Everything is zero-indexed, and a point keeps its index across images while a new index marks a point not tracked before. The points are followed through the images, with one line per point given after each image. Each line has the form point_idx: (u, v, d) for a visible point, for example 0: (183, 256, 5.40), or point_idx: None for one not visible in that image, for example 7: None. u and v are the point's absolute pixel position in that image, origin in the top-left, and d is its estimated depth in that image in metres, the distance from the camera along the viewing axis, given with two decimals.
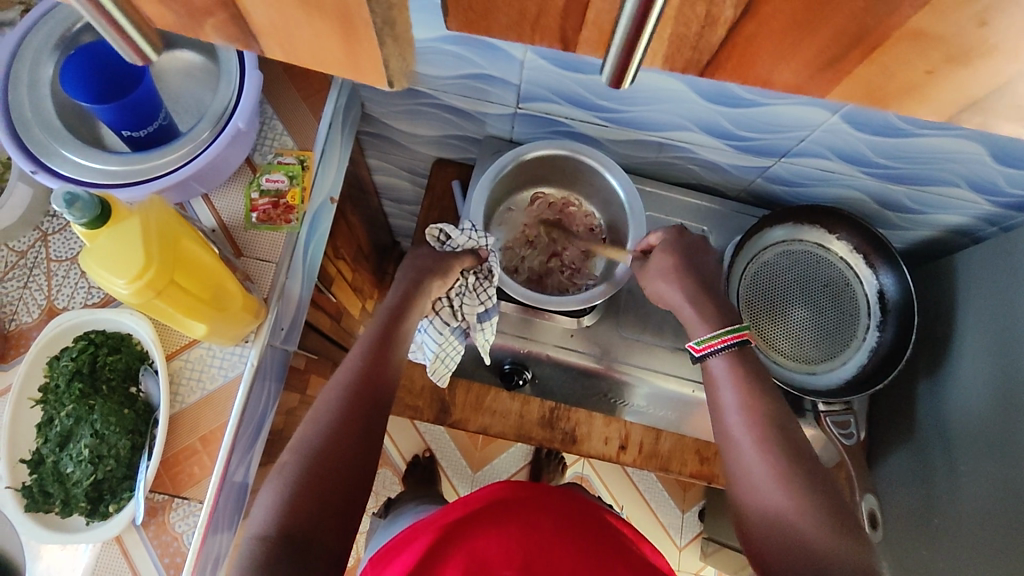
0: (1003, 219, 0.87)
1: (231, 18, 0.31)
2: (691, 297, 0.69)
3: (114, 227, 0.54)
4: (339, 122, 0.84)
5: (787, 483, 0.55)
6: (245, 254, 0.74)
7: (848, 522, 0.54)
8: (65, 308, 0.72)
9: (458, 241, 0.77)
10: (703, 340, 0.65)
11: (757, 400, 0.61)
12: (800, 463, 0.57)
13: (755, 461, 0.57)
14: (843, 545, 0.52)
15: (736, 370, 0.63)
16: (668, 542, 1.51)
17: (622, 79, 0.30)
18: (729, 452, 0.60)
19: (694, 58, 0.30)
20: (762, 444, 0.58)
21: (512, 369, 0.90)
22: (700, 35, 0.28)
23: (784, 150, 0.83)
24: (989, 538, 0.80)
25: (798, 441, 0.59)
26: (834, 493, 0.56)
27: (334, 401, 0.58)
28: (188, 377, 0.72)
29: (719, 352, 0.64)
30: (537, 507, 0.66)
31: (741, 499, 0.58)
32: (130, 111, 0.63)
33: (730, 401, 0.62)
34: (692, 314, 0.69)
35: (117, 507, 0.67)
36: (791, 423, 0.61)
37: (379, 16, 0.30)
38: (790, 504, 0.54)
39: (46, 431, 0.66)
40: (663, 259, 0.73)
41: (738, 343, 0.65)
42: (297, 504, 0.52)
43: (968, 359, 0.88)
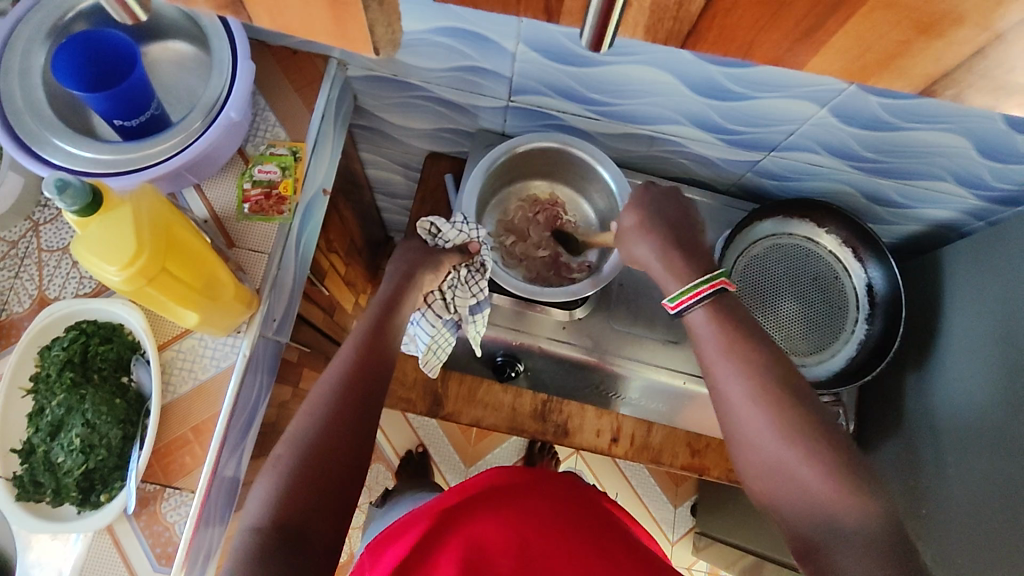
0: (990, 212, 0.88)
1: None
2: (658, 253, 0.66)
3: (106, 215, 0.54)
4: (332, 114, 0.84)
5: (794, 442, 0.54)
6: (237, 245, 0.75)
7: (857, 463, 0.54)
8: (57, 298, 0.72)
9: (448, 236, 0.76)
10: (676, 296, 0.63)
11: (744, 348, 0.59)
12: (800, 409, 0.56)
13: (749, 418, 0.57)
14: (849, 496, 0.51)
15: (716, 320, 0.61)
16: (660, 537, 1.52)
17: (600, 41, 0.30)
18: (728, 414, 0.59)
19: (676, 31, 0.31)
20: (761, 403, 0.56)
21: (504, 361, 0.90)
22: (680, 7, 0.29)
23: (773, 144, 0.84)
24: (974, 528, 0.81)
25: (797, 387, 0.57)
26: (837, 434, 0.55)
27: (329, 393, 0.58)
28: (180, 367, 0.72)
29: (697, 306, 0.61)
30: (531, 493, 0.66)
31: (748, 462, 0.57)
32: (122, 100, 0.63)
33: (719, 359, 0.59)
34: (661, 271, 0.66)
35: (109, 496, 0.67)
36: (782, 361, 0.59)
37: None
38: (797, 458, 0.54)
39: (37, 420, 0.66)
40: (630, 218, 0.70)
41: (710, 294, 0.61)
42: (292, 495, 0.52)
43: (954, 352, 0.89)
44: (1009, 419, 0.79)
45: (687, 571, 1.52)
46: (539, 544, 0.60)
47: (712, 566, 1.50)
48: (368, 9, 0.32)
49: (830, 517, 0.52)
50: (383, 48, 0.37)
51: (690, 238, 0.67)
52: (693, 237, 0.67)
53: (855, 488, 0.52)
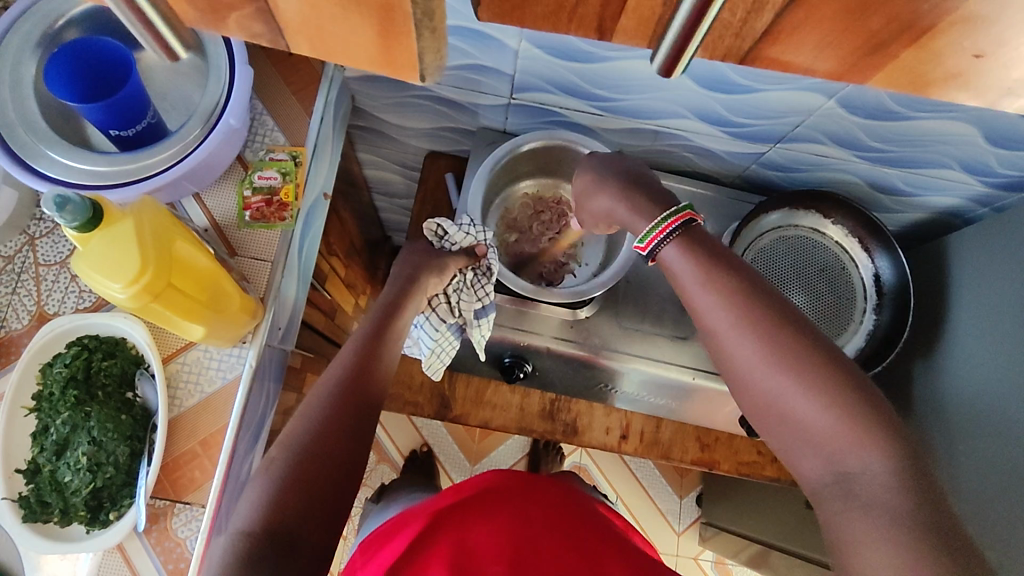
0: (994, 198, 0.88)
1: (259, 12, 0.28)
2: (624, 196, 0.64)
3: (107, 229, 0.52)
4: (330, 117, 0.82)
5: (788, 371, 0.49)
6: (239, 253, 0.73)
7: (863, 387, 0.48)
8: (56, 313, 0.70)
9: (455, 237, 0.75)
10: (646, 235, 0.60)
11: (725, 280, 0.54)
12: (792, 336, 0.50)
13: (740, 357, 0.52)
14: (854, 426, 0.47)
15: (690, 256, 0.56)
16: (666, 528, 1.52)
17: (672, 68, 0.27)
18: (718, 347, 0.54)
19: (734, 49, 0.26)
20: (753, 331, 0.51)
21: (512, 363, 0.89)
22: (744, 24, 0.25)
23: (779, 136, 0.83)
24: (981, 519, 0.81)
25: (788, 312, 0.52)
26: (840, 355, 0.50)
27: (322, 396, 0.57)
28: (186, 380, 0.71)
29: (667, 244, 0.58)
30: (527, 499, 0.66)
31: (746, 398, 0.52)
32: (118, 110, 0.61)
33: (700, 291, 0.55)
34: (627, 212, 0.63)
35: (118, 514, 0.65)
36: (770, 288, 0.54)
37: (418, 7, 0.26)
38: (796, 390, 0.49)
39: (41, 439, 0.64)
40: (587, 176, 0.69)
41: (680, 226, 0.58)
42: (283, 501, 0.51)
43: (961, 341, 0.89)
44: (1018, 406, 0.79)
45: (694, 562, 1.52)
46: (532, 547, 0.59)
47: (719, 556, 1.50)
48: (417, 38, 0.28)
49: (837, 451, 0.47)
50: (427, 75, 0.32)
51: (654, 181, 0.65)
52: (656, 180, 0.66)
53: (861, 414, 0.47)
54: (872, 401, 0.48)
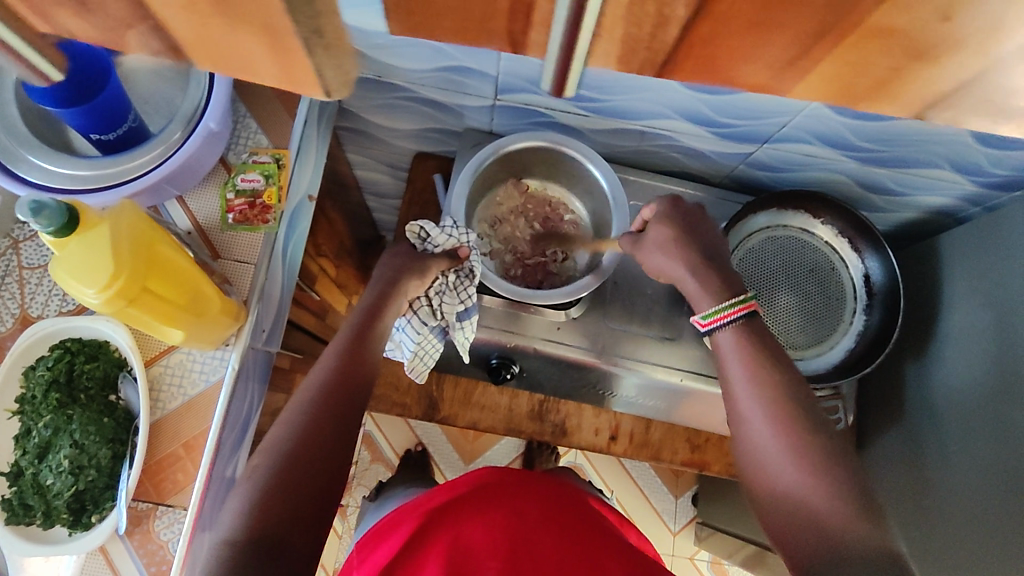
0: (986, 198, 0.87)
1: (152, 30, 0.28)
2: (693, 269, 0.67)
3: (84, 234, 0.53)
4: (314, 118, 0.82)
5: (808, 466, 0.54)
6: (223, 256, 0.73)
7: (868, 500, 0.52)
8: (40, 316, 0.70)
9: (438, 240, 0.75)
10: (709, 314, 0.64)
11: (768, 377, 0.59)
12: (816, 440, 0.55)
13: (766, 440, 0.56)
14: (860, 522, 0.50)
15: (744, 344, 0.61)
16: (662, 528, 1.52)
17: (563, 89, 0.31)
18: (745, 432, 0.58)
19: (650, 60, 0.29)
20: (781, 426, 0.56)
21: (499, 364, 0.89)
22: (654, 38, 0.27)
23: (767, 135, 0.82)
24: (971, 522, 0.81)
25: (818, 424, 0.57)
26: (858, 471, 0.54)
27: (305, 402, 0.57)
28: (168, 383, 0.71)
29: (726, 327, 0.63)
30: (519, 494, 0.66)
31: (760, 482, 0.56)
32: (98, 114, 0.61)
33: (743, 381, 0.60)
34: (694, 286, 0.67)
35: (100, 517, 0.66)
36: (807, 398, 0.59)
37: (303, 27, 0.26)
38: (811, 484, 0.53)
39: (24, 442, 0.65)
40: (661, 231, 0.70)
41: (744, 315, 0.63)
42: (267, 508, 0.51)
43: (952, 342, 0.88)
44: (1007, 408, 0.78)
45: (690, 561, 1.52)
46: (526, 545, 0.59)
47: (715, 556, 1.50)
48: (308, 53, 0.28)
49: (837, 540, 0.50)
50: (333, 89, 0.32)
51: (719, 256, 0.69)
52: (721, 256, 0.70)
53: (865, 521, 0.50)
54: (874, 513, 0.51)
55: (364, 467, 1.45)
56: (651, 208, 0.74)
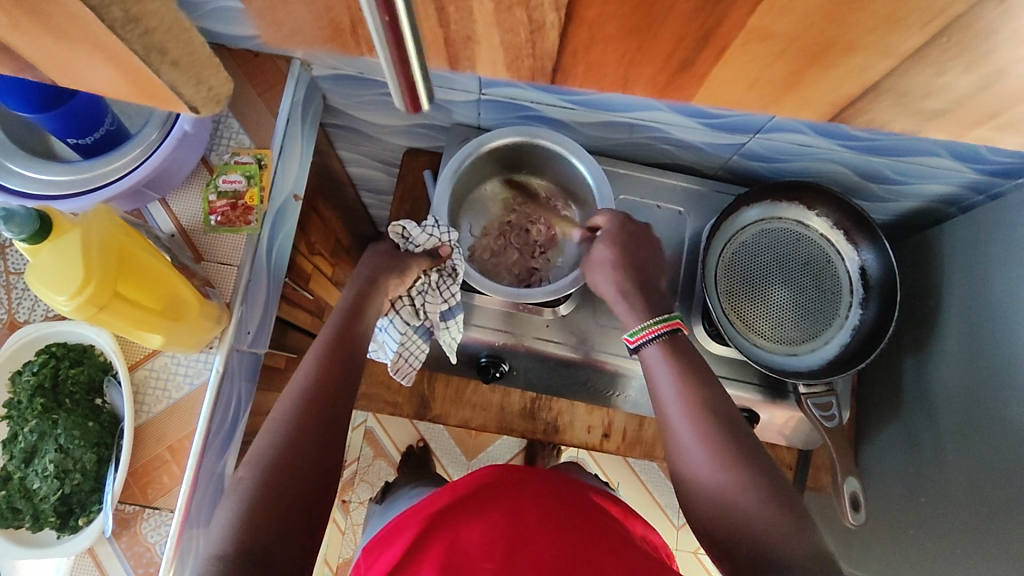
0: (989, 185, 0.84)
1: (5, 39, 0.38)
2: (624, 291, 0.69)
3: (55, 241, 0.52)
4: (299, 117, 0.81)
5: (732, 471, 0.55)
6: (206, 258, 0.73)
7: (787, 496, 0.54)
8: (27, 321, 0.70)
9: (419, 240, 0.74)
10: (636, 330, 0.66)
11: (692, 389, 0.60)
12: (735, 444, 0.57)
13: (690, 448, 0.57)
14: (784, 522, 0.51)
15: (668, 357, 0.63)
16: (665, 522, 1.51)
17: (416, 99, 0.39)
18: (673, 445, 0.59)
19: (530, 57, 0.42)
20: (705, 435, 0.57)
21: (488, 362, 0.87)
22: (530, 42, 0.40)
23: (758, 126, 0.80)
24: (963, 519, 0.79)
25: (739, 429, 0.58)
26: (781, 476, 0.55)
27: (288, 408, 0.57)
28: (153, 387, 0.71)
29: (654, 341, 0.65)
30: (510, 492, 0.65)
31: (691, 494, 0.57)
32: (75, 117, 0.62)
33: (670, 395, 0.61)
34: (623, 308, 0.69)
35: (87, 519, 0.66)
36: (729, 407, 0.60)
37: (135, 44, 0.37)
38: (735, 489, 0.54)
39: (11, 447, 0.65)
40: (604, 250, 0.72)
41: (669, 331, 0.65)
42: (254, 516, 0.50)
43: (951, 335, 0.86)
44: (1007, 401, 0.76)
45: (695, 556, 1.51)
46: (523, 543, 0.57)
47: None
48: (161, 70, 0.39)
49: (765, 541, 0.51)
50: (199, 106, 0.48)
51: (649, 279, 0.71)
52: (653, 279, 0.72)
53: (788, 517, 0.52)
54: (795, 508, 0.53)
55: (367, 463, 1.46)
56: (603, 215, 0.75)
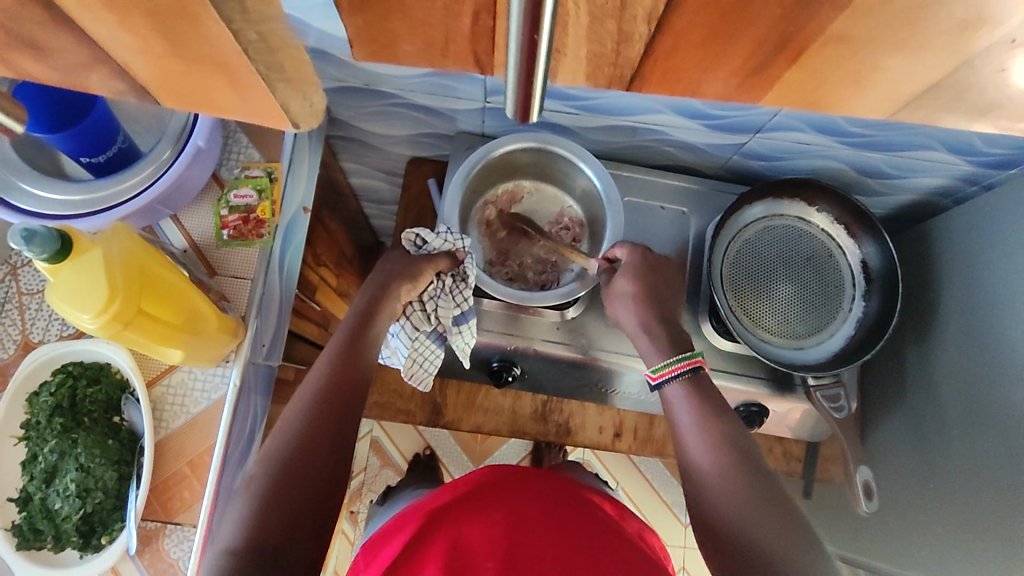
0: (984, 176, 0.86)
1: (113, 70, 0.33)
2: (645, 327, 0.71)
3: (76, 261, 0.53)
4: (306, 131, 0.83)
5: (747, 501, 0.55)
6: (219, 273, 0.73)
7: (803, 530, 0.53)
8: (41, 341, 0.70)
9: (434, 245, 0.76)
10: (658, 368, 0.67)
11: (713, 422, 0.62)
12: (751, 477, 0.57)
13: (709, 481, 0.58)
14: (800, 555, 0.51)
15: (691, 394, 0.65)
16: (672, 520, 1.51)
17: (526, 109, 0.32)
18: (690, 475, 0.60)
19: (617, 76, 0.33)
20: (722, 466, 0.58)
21: (500, 367, 0.88)
22: (617, 54, 0.30)
23: (758, 125, 0.81)
24: (971, 505, 0.80)
25: (757, 463, 0.59)
26: (798, 512, 0.55)
27: (301, 411, 0.57)
28: (170, 403, 0.71)
29: (674, 378, 0.66)
30: (523, 491, 0.65)
31: (703, 522, 0.56)
32: (89, 138, 0.61)
33: (690, 427, 0.62)
34: (645, 343, 0.71)
35: (110, 538, 0.66)
36: (749, 443, 0.61)
37: (261, 64, 0.31)
38: (750, 518, 0.54)
39: (31, 467, 0.65)
40: (626, 284, 0.73)
41: (690, 371, 0.66)
42: (265, 514, 0.51)
43: (953, 324, 0.87)
44: (1011, 387, 0.77)
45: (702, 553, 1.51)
46: (525, 543, 0.58)
47: None
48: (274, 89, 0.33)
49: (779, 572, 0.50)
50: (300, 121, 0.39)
51: (673, 319, 0.73)
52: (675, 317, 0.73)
53: (803, 552, 0.51)
54: (811, 543, 0.52)
55: (374, 473, 1.45)
56: (622, 248, 0.76)
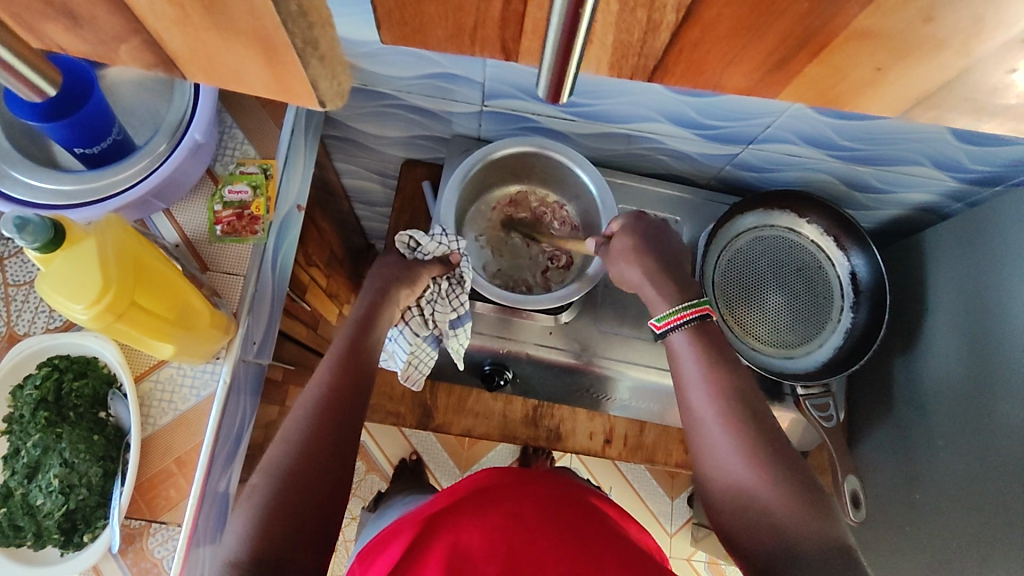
0: (968, 194, 0.88)
1: (149, 45, 0.25)
2: (649, 276, 0.69)
3: (69, 249, 0.52)
4: (302, 128, 0.83)
5: (755, 463, 0.56)
6: (211, 269, 0.73)
7: (810, 488, 0.55)
8: (27, 334, 0.69)
9: (428, 249, 0.75)
10: (663, 317, 0.66)
11: (720, 378, 0.61)
12: (759, 435, 0.57)
13: (717, 439, 0.58)
14: (809, 515, 0.53)
15: (697, 346, 0.63)
16: (658, 529, 1.51)
17: (558, 93, 0.26)
18: (697, 430, 0.60)
19: (641, 66, 0.26)
20: (731, 425, 0.58)
21: (492, 370, 0.88)
22: (644, 43, 0.24)
23: (751, 136, 0.83)
24: (957, 516, 0.82)
25: (762, 418, 0.59)
26: (802, 467, 0.56)
27: (303, 419, 0.57)
28: (159, 399, 0.70)
29: (679, 329, 0.65)
30: (518, 494, 0.64)
31: (712, 480, 0.58)
32: (83, 129, 0.60)
33: (698, 383, 0.61)
34: (652, 292, 0.69)
35: (92, 536, 0.65)
36: (754, 394, 0.61)
37: (298, 36, 0.23)
38: (760, 481, 0.55)
39: (13, 462, 0.63)
40: (624, 240, 0.73)
41: (697, 317, 0.65)
42: (268, 524, 0.50)
43: (938, 337, 0.89)
44: (996, 399, 0.79)
45: (687, 563, 1.51)
46: (526, 546, 0.57)
47: (712, 556, 1.49)
48: (306, 66, 0.25)
49: (791, 534, 0.52)
50: (331, 102, 0.28)
51: (680, 267, 0.71)
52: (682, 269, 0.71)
53: (812, 512, 0.53)
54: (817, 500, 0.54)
55: (359, 478, 1.44)
56: (617, 222, 0.76)
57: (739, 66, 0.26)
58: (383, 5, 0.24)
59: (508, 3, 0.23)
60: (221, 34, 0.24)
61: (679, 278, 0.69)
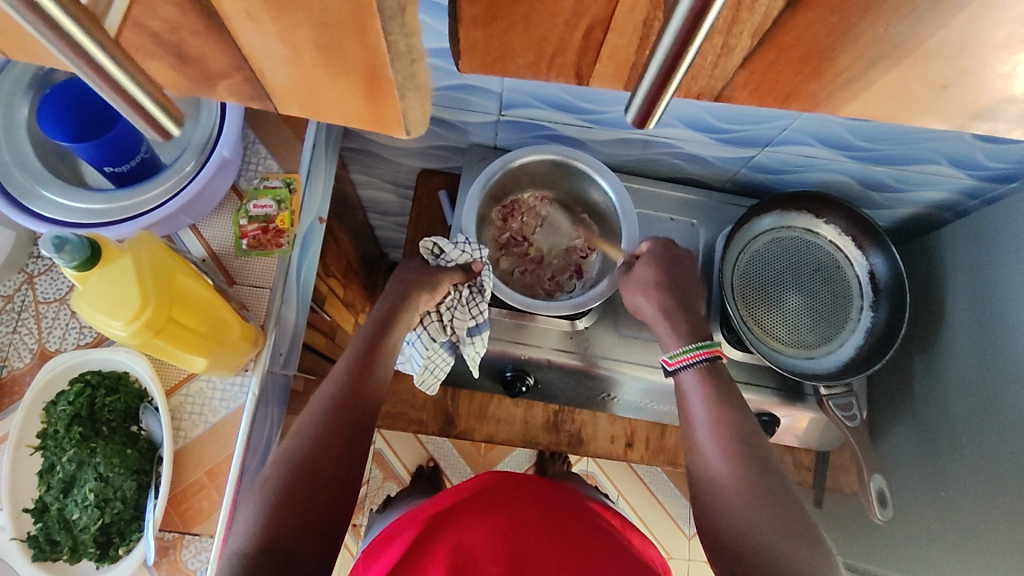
0: (985, 191, 0.88)
1: (247, 80, 0.26)
2: (665, 312, 0.72)
3: (105, 268, 0.53)
4: (322, 142, 0.84)
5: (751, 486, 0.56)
6: (238, 282, 0.74)
7: (804, 516, 0.54)
8: (58, 350, 0.70)
9: (451, 256, 0.77)
10: (677, 353, 0.68)
11: (723, 409, 0.62)
12: (756, 464, 0.58)
13: (716, 461, 0.59)
14: (798, 540, 0.52)
15: (702, 378, 0.66)
16: (676, 532, 1.51)
17: (648, 114, 0.25)
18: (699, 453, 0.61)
19: (710, 87, 0.26)
20: (732, 451, 0.59)
21: (514, 377, 0.89)
22: (718, 65, 0.25)
23: (768, 139, 0.83)
24: (985, 515, 0.81)
25: (759, 449, 0.60)
26: (795, 500, 0.56)
27: (317, 413, 0.58)
28: (189, 412, 0.71)
29: (687, 364, 0.67)
30: (527, 500, 0.65)
31: (708, 502, 0.58)
32: (113, 148, 0.61)
33: (700, 411, 0.63)
34: (665, 329, 0.72)
35: (127, 549, 0.66)
36: (755, 430, 0.62)
37: (399, 72, 0.24)
38: (755, 503, 0.55)
39: (48, 477, 0.65)
40: (647, 271, 0.76)
41: (708, 357, 0.67)
42: (278, 515, 0.50)
43: (959, 335, 0.89)
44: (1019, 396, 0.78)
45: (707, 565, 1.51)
46: (525, 549, 0.58)
47: None
48: (403, 98, 0.25)
49: (780, 553, 0.51)
50: (415, 128, 0.29)
51: (693, 307, 0.73)
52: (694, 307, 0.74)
53: (803, 538, 0.52)
54: (808, 530, 0.53)
55: (377, 485, 1.44)
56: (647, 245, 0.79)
57: (807, 86, 0.26)
58: (468, 38, 0.25)
59: (589, 32, 0.24)
60: (327, 70, 0.25)
61: (690, 316, 0.72)
